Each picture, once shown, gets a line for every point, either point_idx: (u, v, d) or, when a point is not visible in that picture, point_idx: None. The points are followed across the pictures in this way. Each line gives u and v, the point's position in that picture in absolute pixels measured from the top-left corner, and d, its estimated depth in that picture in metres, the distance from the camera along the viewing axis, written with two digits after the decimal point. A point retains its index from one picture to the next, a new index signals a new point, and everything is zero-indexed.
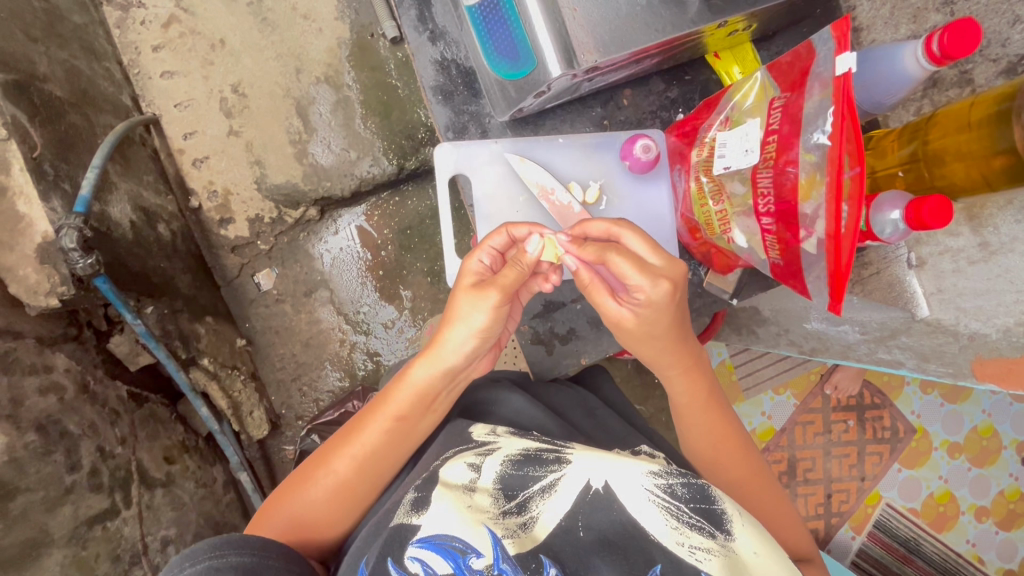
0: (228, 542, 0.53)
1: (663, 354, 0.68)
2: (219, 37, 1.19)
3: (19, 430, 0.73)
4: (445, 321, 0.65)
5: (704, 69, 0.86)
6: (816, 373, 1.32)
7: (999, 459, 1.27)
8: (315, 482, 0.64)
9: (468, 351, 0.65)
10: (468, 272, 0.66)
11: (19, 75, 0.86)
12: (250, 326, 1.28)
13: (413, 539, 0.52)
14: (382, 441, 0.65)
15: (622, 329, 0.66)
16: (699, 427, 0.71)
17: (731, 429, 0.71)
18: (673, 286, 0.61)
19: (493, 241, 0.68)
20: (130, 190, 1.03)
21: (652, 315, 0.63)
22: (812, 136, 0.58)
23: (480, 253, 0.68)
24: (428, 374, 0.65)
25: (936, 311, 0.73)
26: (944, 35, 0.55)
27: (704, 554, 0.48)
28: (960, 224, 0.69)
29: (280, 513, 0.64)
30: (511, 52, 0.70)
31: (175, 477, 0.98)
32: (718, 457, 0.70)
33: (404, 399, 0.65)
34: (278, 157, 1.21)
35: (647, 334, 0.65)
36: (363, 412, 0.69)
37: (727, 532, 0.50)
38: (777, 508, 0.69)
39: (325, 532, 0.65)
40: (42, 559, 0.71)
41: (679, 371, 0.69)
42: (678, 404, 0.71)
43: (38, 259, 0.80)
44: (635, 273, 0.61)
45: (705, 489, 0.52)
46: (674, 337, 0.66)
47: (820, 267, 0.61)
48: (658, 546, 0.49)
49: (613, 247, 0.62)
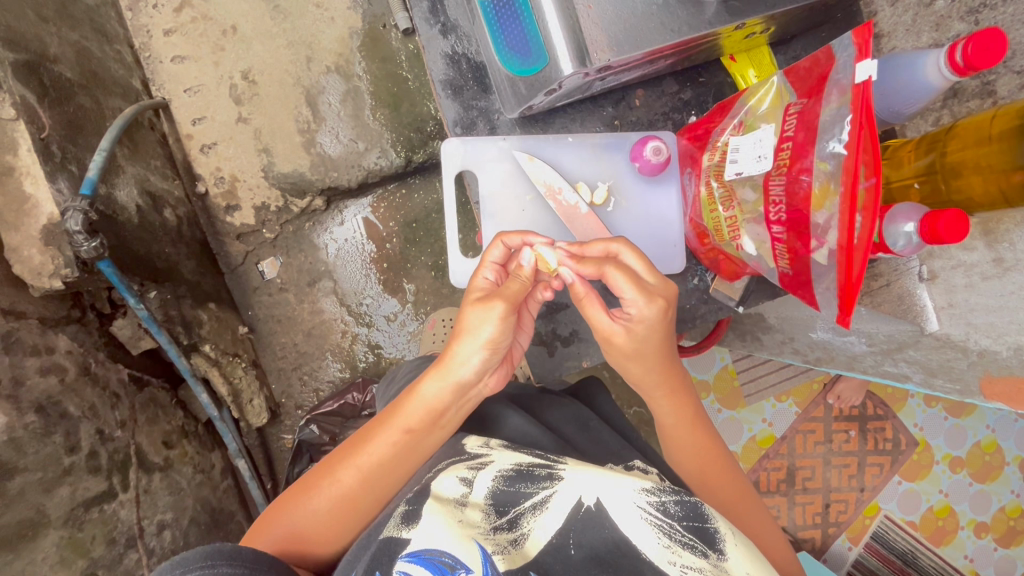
0: (220, 552, 0.53)
1: (650, 376, 0.68)
2: (230, 23, 1.18)
3: (19, 410, 0.73)
4: (454, 335, 0.64)
5: (719, 72, 0.85)
6: (818, 382, 1.31)
7: (1001, 475, 1.26)
8: (319, 492, 0.64)
9: (477, 367, 0.64)
10: (475, 288, 0.66)
11: (29, 55, 0.85)
12: (253, 314, 1.28)
13: (402, 553, 0.51)
14: (393, 452, 0.65)
15: (611, 344, 0.65)
16: (687, 447, 0.71)
17: (716, 450, 0.72)
18: (666, 306, 0.62)
19: (493, 254, 0.69)
20: (137, 174, 1.03)
21: (648, 332, 0.63)
22: (828, 144, 0.56)
23: (485, 268, 0.68)
24: (439, 389, 0.64)
25: (945, 326, 0.72)
26: (968, 45, 0.53)
27: (695, 573, 0.47)
28: (975, 238, 0.68)
29: (281, 522, 0.64)
30: (523, 48, 0.68)
31: (174, 462, 0.98)
32: (706, 478, 0.70)
33: (413, 413, 0.65)
34: (286, 145, 1.20)
35: (636, 351, 0.65)
36: (372, 423, 0.68)
37: (720, 552, 0.49)
38: (766, 531, 0.68)
39: (323, 545, 0.64)
40: (39, 539, 0.71)
41: (665, 393, 0.69)
42: (665, 425, 0.71)
43: (43, 240, 0.80)
44: (629, 286, 0.61)
45: (698, 507, 0.53)
46: (661, 357, 0.66)
47: (830, 278, 0.60)
48: (648, 564, 0.49)
49: (611, 261, 0.62)
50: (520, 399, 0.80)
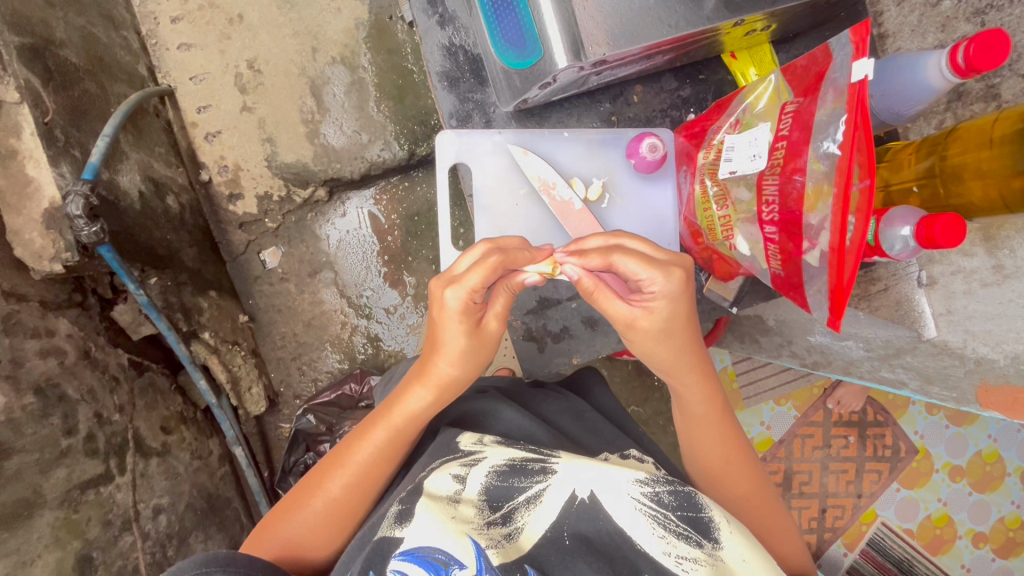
0: (214, 559, 0.54)
1: (681, 359, 0.64)
2: (237, 12, 1.18)
3: (18, 392, 0.74)
4: (435, 352, 0.62)
5: (720, 70, 0.85)
6: (818, 386, 1.30)
7: (1001, 485, 1.25)
8: (310, 504, 0.64)
9: (464, 374, 0.64)
10: (456, 303, 0.57)
11: (34, 40, 0.86)
12: (253, 303, 1.28)
13: (395, 552, 0.51)
14: (379, 456, 0.65)
15: (634, 330, 0.61)
16: (712, 439, 0.69)
17: (739, 444, 0.69)
18: (684, 275, 0.59)
19: (469, 280, 0.56)
20: (141, 161, 1.03)
21: (671, 309, 0.59)
22: (823, 144, 0.55)
23: (457, 289, 0.57)
24: (424, 400, 0.65)
25: (943, 333, 0.71)
26: (970, 46, 0.52)
27: (690, 564, 0.49)
28: (975, 244, 0.67)
29: (275, 536, 0.64)
30: (518, 41, 0.67)
31: (171, 447, 0.99)
32: (725, 471, 0.69)
33: (396, 423, 0.65)
34: (290, 135, 1.20)
35: (663, 332, 0.60)
36: (354, 433, 0.68)
37: (714, 541, 0.51)
38: (778, 526, 0.69)
39: (319, 550, 0.65)
40: (34, 519, 0.71)
41: (697, 377, 0.66)
42: (694, 412, 0.68)
43: (44, 224, 0.81)
44: (642, 268, 0.57)
45: (692, 497, 0.54)
46: (685, 341, 0.62)
47: (821, 281, 0.59)
48: (644, 556, 0.51)
49: (618, 248, 0.58)
50: (514, 394, 0.80)
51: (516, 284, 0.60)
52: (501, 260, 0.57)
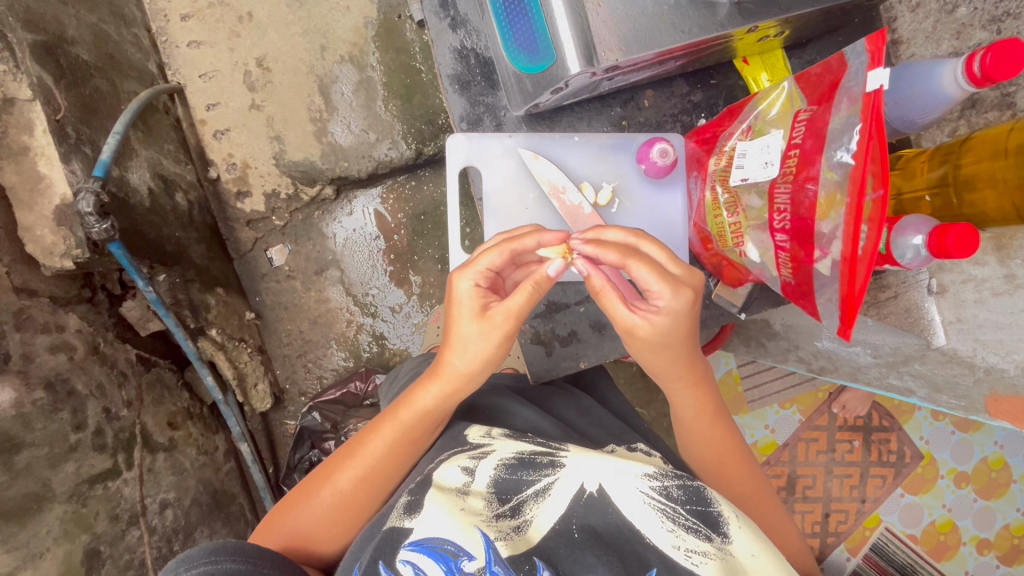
0: (223, 549, 0.55)
1: (674, 368, 0.65)
2: (246, 10, 1.19)
3: (28, 386, 0.75)
4: (446, 346, 0.64)
5: (732, 74, 0.84)
6: (823, 391, 1.30)
7: (1007, 493, 1.24)
8: (318, 496, 0.65)
9: (474, 372, 0.64)
10: (466, 286, 0.60)
11: (47, 37, 0.86)
12: (260, 300, 1.29)
13: (404, 542, 0.52)
14: (386, 457, 0.65)
15: (633, 337, 0.61)
16: (705, 441, 0.69)
17: (735, 445, 0.70)
18: (694, 296, 0.59)
19: (480, 264, 0.60)
20: (150, 158, 1.04)
21: (671, 325, 0.59)
22: (836, 153, 0.55)
23: (468, 273, 0.60)
24: (433, 398, 0.65)
25: (953, 341, 0.71)
26: (988, 55, 0.52)
27: (700, 558, 0.50)
28: (987, 253, 0.66)
29: (284, 525, 0.65)
30: (530, 45, 0.67)
31: (178, 443, 0.99)
32: (724, 471, 0.69)
33: (403, 421, 0.65)
34: (298, 133, 1.20)
35: (660, 343, 0.61)
36: (366, 427, 0.69)
37: (723, 535, 0.51)
38: (781, 523, 0.69)
39: (326, 544, 0.65)
40: (43, 513, 0.72)
41: (687, 384, 0.67)
42: (684, 417, 0.69)
43: (55, 220, 0.81)
44: (653, 279, 0.57)
45: (701, 491, 0.54)
46: (685, 350, 0.63)
47: (832, 290, 0.59)
48: (653, 549, 0.51)
49: (635, 253, 0.58)
50: (521, 390, 0.80)
51: (540, 278, 0.58)
52: (512, 247, 0.60)
